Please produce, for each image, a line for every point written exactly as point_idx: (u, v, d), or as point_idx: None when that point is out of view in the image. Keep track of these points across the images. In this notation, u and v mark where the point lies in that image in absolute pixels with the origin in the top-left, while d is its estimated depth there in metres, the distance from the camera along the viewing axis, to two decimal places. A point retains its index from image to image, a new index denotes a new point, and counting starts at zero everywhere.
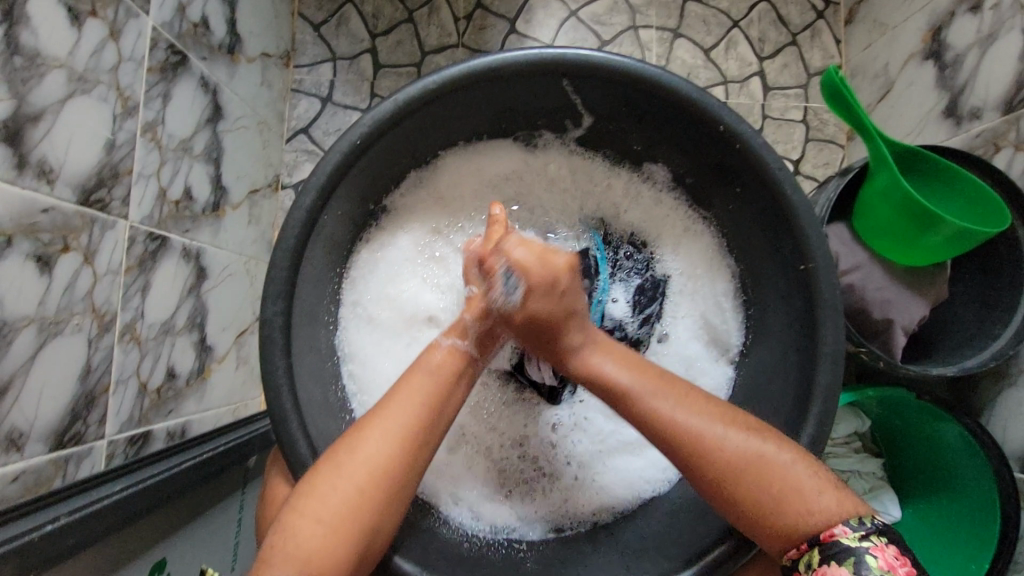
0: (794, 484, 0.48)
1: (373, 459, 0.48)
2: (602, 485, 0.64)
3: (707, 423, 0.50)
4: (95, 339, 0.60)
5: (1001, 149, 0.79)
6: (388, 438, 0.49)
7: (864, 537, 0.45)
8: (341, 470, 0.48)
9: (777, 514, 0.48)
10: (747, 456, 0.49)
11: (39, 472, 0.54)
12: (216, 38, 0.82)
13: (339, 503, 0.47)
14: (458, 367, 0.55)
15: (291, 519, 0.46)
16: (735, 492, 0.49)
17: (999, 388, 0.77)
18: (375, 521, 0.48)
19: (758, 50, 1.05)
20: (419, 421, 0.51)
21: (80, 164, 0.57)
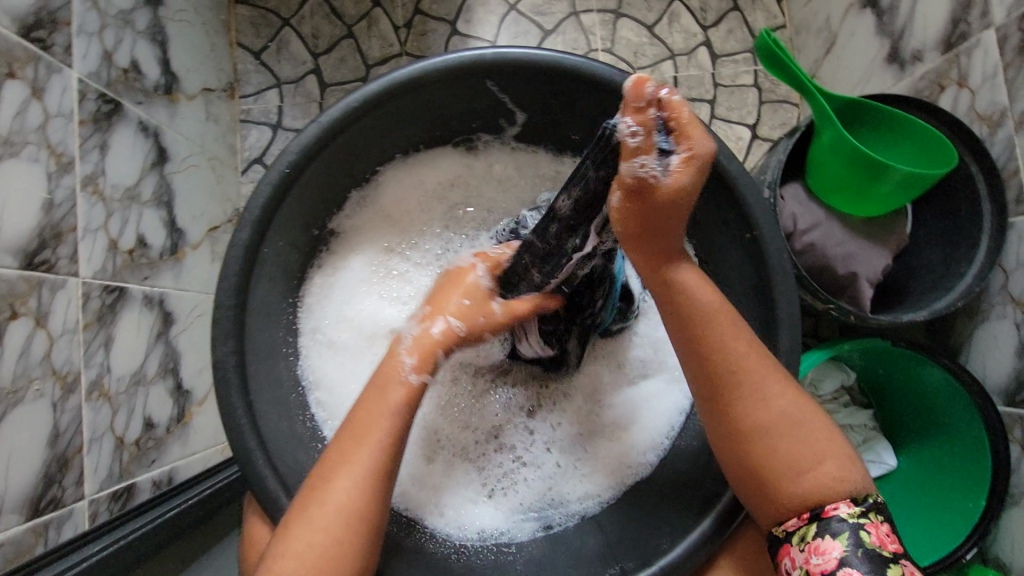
0: (815, 454, 0.50)
1: (347, 500, 0.49)
2: (583, 473, 0.64)
3: (754, 372, 0.52)
4: (60, 402, 0.59)
5: (946, 88, 0.79)
6: (359, 483, 0.50)
7: (862, 514, 0.48)
8: (315, 516, 0.49)
9: (794, 480, 0.50)
10: (784, 414, 0.51)
11: (19, 543, 0.54)
12: (151, 80, 0.81)
13: (318, 551, 0.48)
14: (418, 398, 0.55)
15: (269, 574, 0.47)
16: (760, 445, 0.51)
17: (973, 326, 0.77)
18: (359, 557, 0.50)
19: (701, 20, 1.05)
20: (386, 453, 0.52)
21: (18, 228, 0.56)
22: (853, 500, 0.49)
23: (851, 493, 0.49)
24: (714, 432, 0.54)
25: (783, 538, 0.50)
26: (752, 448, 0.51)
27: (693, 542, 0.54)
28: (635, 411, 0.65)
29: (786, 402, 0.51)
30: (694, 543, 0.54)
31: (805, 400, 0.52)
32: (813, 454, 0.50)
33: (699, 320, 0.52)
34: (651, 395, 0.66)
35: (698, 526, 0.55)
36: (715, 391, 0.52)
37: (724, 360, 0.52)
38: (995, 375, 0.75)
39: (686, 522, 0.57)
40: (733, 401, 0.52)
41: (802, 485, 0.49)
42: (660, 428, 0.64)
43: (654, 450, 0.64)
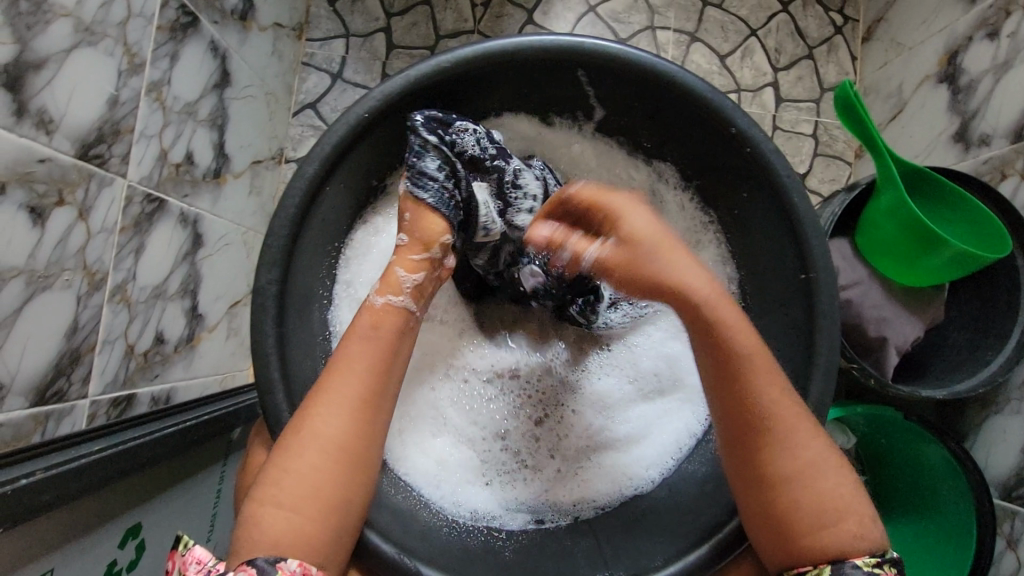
0: (841, 503, 0.47)
1: (326, 434, 0.48)
2: (584, 479, 0.64)
3: (784, 417, 0.49)
4: (84, 297, 0.59)
5: (1008, 177, 0.78)
6: (342, 416, 0.49)
7: (877, 564, 0.45)
8: (300, 449, 0.47)
9: (817, 529, 0.46)
10: (813, 464, 0.48)
11: (19, 426, 0.52)
12: (229, 3, 0.81)
13: (300, 483, 0.46)
14: (399, 324, 0.53)
15: (253, 509, 0.46)
16: (786, 495, 0.48)
17: (985, 415, 0.77)
18: (343, 494, 0.48)
19: (774, 61, 1.05)
20: (370, 391, 0.50)
21: (81, 117, 0.56)
22: (875, 555, 0.46)
23: (873, 550, 0.46)
24: (737, 475, 0.51)
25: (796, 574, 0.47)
26: (776, 496, 0.48)
27: (688, 564, 0.54)
28: (645, 425, 0.66)
29: (816, 452, 0.48)
30: (690, 566, 0.54)
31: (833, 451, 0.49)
32: (840, 506, 0.47)
33: (735, 359, 0.50)
34: (663, 411, 0.67)
35: (694, 550, 0.55)
36: (740, 436, 0.50)
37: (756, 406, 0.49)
38: (997, 467, 0.75)
39: (683, 543, 0.57)
40: (763, 447, 0.49)
41: (827, 541, 0.46)
42: (669, 447, 0.65)
43: (658, 469, 0.64)
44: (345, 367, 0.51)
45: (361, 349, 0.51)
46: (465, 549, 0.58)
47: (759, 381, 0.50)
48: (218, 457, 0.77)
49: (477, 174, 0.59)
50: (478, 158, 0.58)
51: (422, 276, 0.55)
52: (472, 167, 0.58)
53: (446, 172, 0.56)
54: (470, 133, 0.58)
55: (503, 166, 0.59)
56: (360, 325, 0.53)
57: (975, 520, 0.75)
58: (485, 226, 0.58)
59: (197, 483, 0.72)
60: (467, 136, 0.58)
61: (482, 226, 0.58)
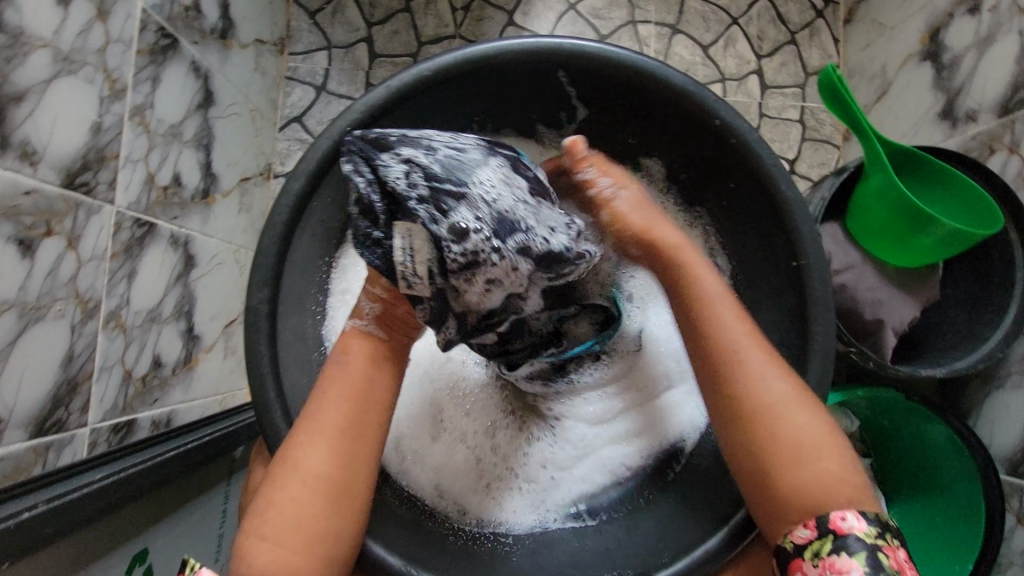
0: (819, 451, 0.47)
1: (307, 466, 0.48)
2: (583, 467, 0.65)
3: (755, 355, 0.51)
4: (78, 326, 0.59)
5: (996, 152, 0.78)
6: (321, 442, 0.49)
7: (879, 535, 0.44)
8: (284, 481, 0.48)
9: (795, 476, 0.47)
10: (788, 399, 0.49)
11: (19, 459, 0.52)
12: (209, 23, 0.81)
13: (285, 516, 0.47)
14: (371, 351, 0.54)
15: (243, 541, 0.47)
16: (765, 433, 0.49)
17: (986, 391, 0.77)
18: (329, 523, 0.48)
19: (757, 48, 1.05)
20: (351, 420, 0.51)
21: (65, 146, 0.56)
22: (861, 512, 0.45)
23: (856, 503, 0.46)
24: (716, 423, 0.52)
25: (794, 552, 0.46)
26: (754, 436, 0.49)
27: (702, 556, 0.54)
28: (643, 414, 0.67)
29: (791, 391, 0.50)
30: (697, 561, 0.54)
31: (807, 396, 0.50)
32: (815, 448, 0.47)
33: (702, 298, 0.54)
34: (665, 400, 0.66)
35: (703, 543, 0.55)
36: (713, 374, 0.52)
37: (730, 341, 0.52)
38: (1001, 442, 0.75)
39: (695, 536, 0.56)
40: (737, 386, 0.50)
41: (804, 482, 0.47)
42: (669, 434, 0.65)
43: (654, 452, 0.65)
44: (324, 399, 0.52)
45: (341, 375, 0.52)
46: (472, 555, 0.59)
47: (728, 318, 0.53)
48: (222, 477, 0.76)
49: (401, 212, 0.47)
50: (400, 193, 0.46)
51: (379, 309, 0.55)
52: (392, 203, 0.48)
53: (367, 214, 0.49)
54: (400, 162, 0.48)
55: (432, 220, 0.46)
56: (338, 359, 0.54)
57: (982, 496, 0.75)
58: (406, 277, 0.48)
59: (202, 503, 0.72)
60: (397, 168, 0.47)
61: (403, 278, 0.48)
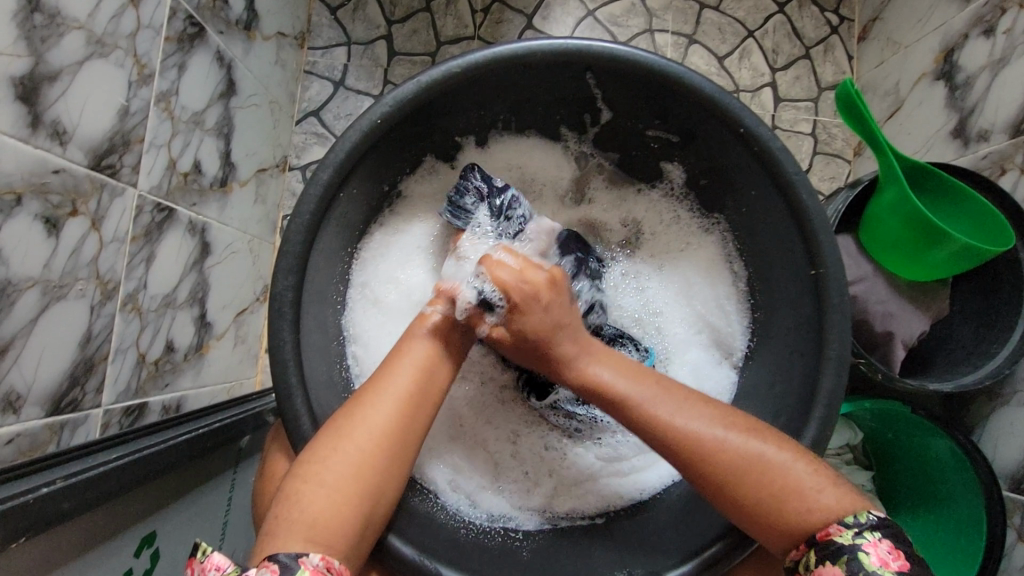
0: (801, 483, 0.48)
1: (377, 424, 0.49)
2: (580, 490, 0.64)
3: (705, 429, 0.50)
4: (98, 306, 0.59)
5: (1008, 171, 0.79)
6: (390, 406, 0.50)
7: (859, 533, 0.46)
8: (349, 431, 0.49)
9: (778, 512, 0.48)
10: (746, 456, 0.49)
11: (34, 436, 0.53)
12: (234, 13, 0.82)
13: (341, 466, 0.47)
14: (446, 333, 0.56)
15: (297, 485, 0.46)
16: (738, 497, 0.49)
17: (992, 407, 0.78)
18: (381, 483, 0.49)
19: (772, 61, 1.06)
20: (416, 393, 0.52)
21: (94, 128, 0.57)
22: (841, 521, 0.46)
23: (840, 508, 0.47)
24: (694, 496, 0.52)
25: (790, 566, 0.48)
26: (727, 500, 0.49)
27: (707, 561, 0.55)
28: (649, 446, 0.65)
29: (742, 439, 0.49)
30: (709, 561, 0.55)
31: (756, 428, 0.51)
32: (794, 478, 0.48)
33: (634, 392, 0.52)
34: None
35: (707, 550, 0.55)
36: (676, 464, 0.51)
37: (671, 436, 0.50)
38: (1005, 458, 0.75)
39: (710, 535, 0.57)
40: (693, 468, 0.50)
41: (794, 518, 0.47)
42: (672, 470, 0.63)
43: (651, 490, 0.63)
44: (395, 368, 0.53)
45: (409, 350, 0.54)
46: (487, 552, 0.59)
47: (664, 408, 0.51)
48: (229, 465, 0.76)
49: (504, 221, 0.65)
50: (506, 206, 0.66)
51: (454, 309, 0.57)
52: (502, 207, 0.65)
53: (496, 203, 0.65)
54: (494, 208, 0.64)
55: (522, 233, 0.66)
56: (416, 329, 0.56)
57: (985, 510, 0.75)
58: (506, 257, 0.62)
59: (211, 489, 0.72)
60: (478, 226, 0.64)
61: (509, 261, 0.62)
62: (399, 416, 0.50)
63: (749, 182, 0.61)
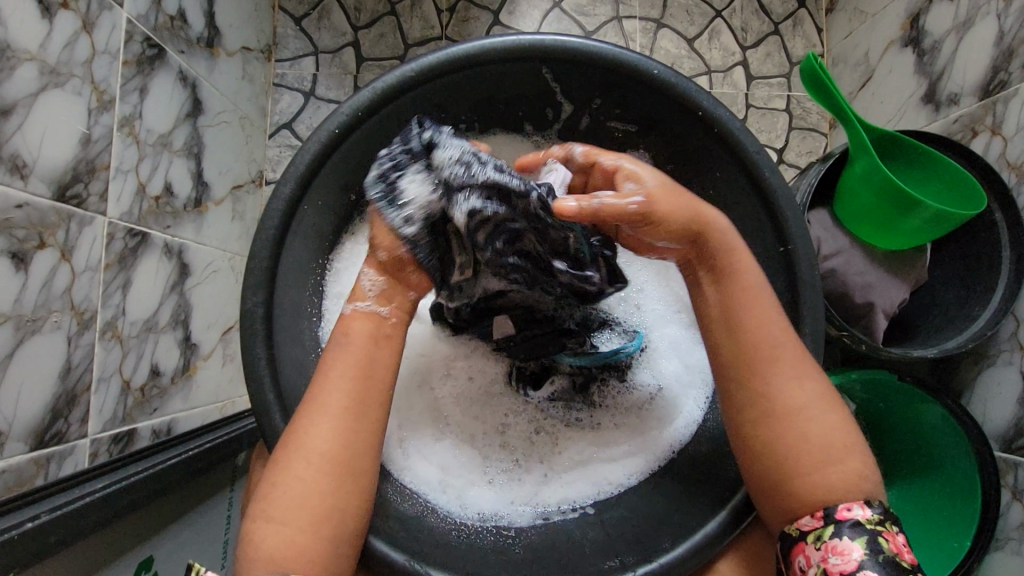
0: (845, 470, 0.49)
1: (315, 447, 0.50)
2: (571, 478, 0.64)
3: (789, 354, 0.52)
4: (75, 337, 0.59)
5: (979, 133, 0.79)
6: (326, 423, 0.51)
7: (881, 521, 0.47)
8: (287, 463, 0.50)
9: (814, 476, 0.49)
10: (812, 408, 0.51)
11: (21, 471, 0.53)
12: (194, 31, 0.81)
13: (296, 498, 0.49)
14: (372, 330, 0.55)
15: (251, 524, 0.49)
16: (793, 430, 0.50)
17: (978, 369, 0.78)
18: (336, 502, 0.49)
19: (741, 40, 1.06)
20: (345, 403, 0.52)
21: (55, 159, 0.56)
22: (867, 502, 0.48)
23: (865, 496, 0.49)
24: (740, 413, 0.53)
25: (798, 537, 0.49)
26: (779, 430, 0.51)
27: (702, 539, 0.55)
28: (639, 426, 0.66)
29: (819, 391, 0.52)
30: (698, 545, 0.55)
31: (829, 392, 0.53)
32: (840, 444, 0.50)
33: (743, 292, 0.54)
34: (667, 402, 0.66)
35: (703, 527, 0.56)
36: (743, 369, 0.53)
37: (761, 337, 0.53)
38: (994, 419, 0.76)
39: (697, 520, 0.57)
40: (775, 380, 0.52)
41: (819, 476, 0.49)
42: (657, 452, 0.64)
43: (642, 473, 0.64)
44: (328, 379, 0.53)
45: (333, 348, 0.54)
46: (475, 552, 0.59)
47: (771, 315, 0.54)
48: (225, 483, 0.76)
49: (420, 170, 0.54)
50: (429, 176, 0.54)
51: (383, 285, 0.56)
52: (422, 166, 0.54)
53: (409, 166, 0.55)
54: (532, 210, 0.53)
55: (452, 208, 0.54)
56: (340, 335, 0.55)
57: (977, 476, 0.76)
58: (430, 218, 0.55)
59: (207, 510, 0.72)
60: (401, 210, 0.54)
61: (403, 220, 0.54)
62: (339, 430, 0.51)
63: (714, 166, 0.60)
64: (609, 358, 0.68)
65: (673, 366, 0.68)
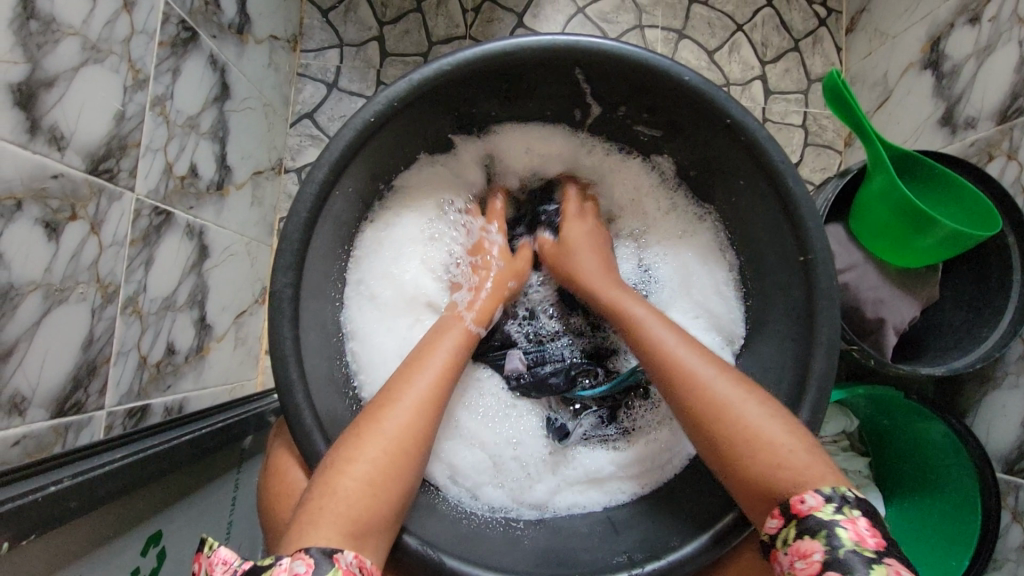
0: (784, 458, 0.48)
1: (411, 424, 0.52)
2: (582, 486, 0.66)
3: (694, 359, 0.55)
4: (99, 309, 0.60)
5: (994, 158, 0.80)
6: (417, 402, 0.53)
7: (837, 509, 0.44)
8: (378, 422, 0.51)
9: (753, 471, 0.49)
10: (730, 401, 0.52)
11: (40, 437, 0.53)
12: (226, 17, 0.82)
13: (372, 461, 0.49)
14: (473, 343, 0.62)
15: (331, 479, 0.47)
16: (723, 430, 0.51)
17: (984, 390, 0.79)
18: (407, 474, 0.51)
19: (761, 54, 1.07)
20: (438, 384, 0.55)
21: (90, 134, 0.57)
22: (817, 489, 0.46)
23: (811, 481, 0.46)
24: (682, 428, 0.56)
25: (771, 544, 0.48)
26: (711, 433, 0.52)
27: (708, 540, 0.56)
28: (656, 447, 0.67)
29: (732, 386, 0.53)
30: (706, 546, 0.56)
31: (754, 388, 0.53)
32: (767, 438, 0.49)
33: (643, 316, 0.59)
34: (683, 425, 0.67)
35: (711, 529, 0.56)
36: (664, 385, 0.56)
37: (664, 351, 0.56)
38: (998, 440, 0.76)
39: (704, 521, 0.58)
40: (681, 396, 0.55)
41: (758, 469, 0.49)
42: (676, 465, 0.65)
43: (655, 483, 0.65)
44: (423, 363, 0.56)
45: (442, 340, 0.59)
46: (487, 537, 0.60)
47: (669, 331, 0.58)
48: (233, 464, 0.77)
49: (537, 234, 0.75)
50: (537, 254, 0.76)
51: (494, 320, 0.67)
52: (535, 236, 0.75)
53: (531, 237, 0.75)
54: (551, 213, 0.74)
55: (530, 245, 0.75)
56: (449, 334, 0.60)
57: (977, 493, 0.76)
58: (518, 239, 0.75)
59: (215, 489, 0.73)
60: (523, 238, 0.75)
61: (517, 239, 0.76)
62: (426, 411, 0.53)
63: (739, 173, 0.61)
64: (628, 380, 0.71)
65: None
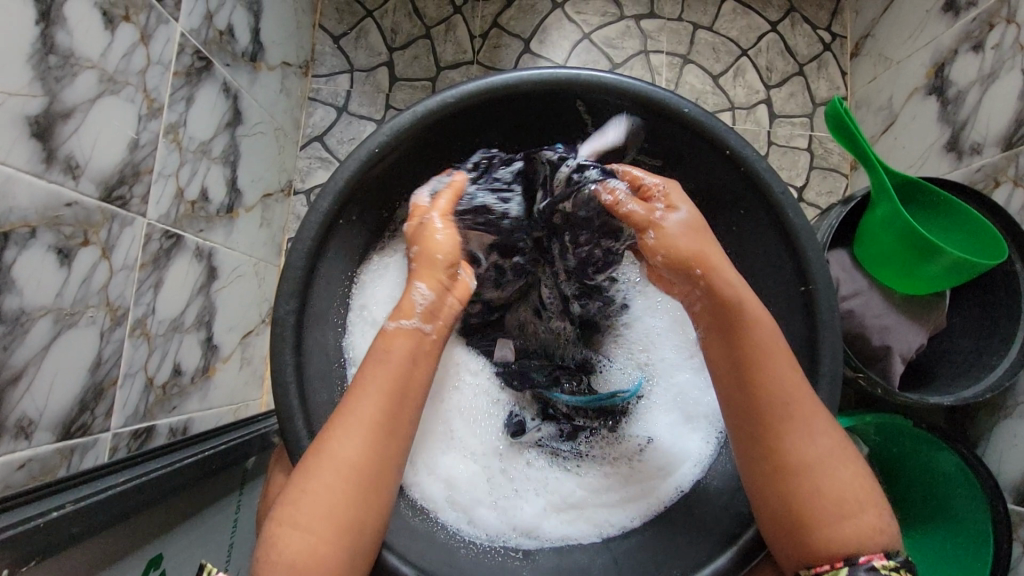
0: (859, 520, 0.48)
1: (347, 458, 0.50)
2: (571, 515, 0.65)
3: (799, 405, 0.52)
4: (107, 332, 0.61)
5: (1001, 183, 0.80)
6: (359, 432, 0.51)
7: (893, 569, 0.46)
8: (319, 470, 0.49)
9: (829, 529, 0.48)
10: (819, 454, 0.50)
11: (45, 460, 0.54)
12: (240, 46, 0.85)
13: (322, 502, 0.48)
14: (412, 345, 0.55)
15: (273, 529, 0.48)
16: (811, 484, 0.50)
17: (995, 420, 0.77)
18: (358, 511, 0.49)
19: (766, 79, 1.08)
20: (387, 408, 0.52)
21: (105, 162, 0.59)
22: (884, 553, 0.47)
23: (881, 546, 0.48)
24: (752, 465, 0.53)
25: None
26: (794, 483, 0.50)
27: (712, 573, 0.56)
28: (636, 476, 0.66)
29: (831, 442, 0.51)
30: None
31: (843, 443, 0.52)
32: (849, 498, 0.49)
33: (755, 336, 0.54)
34: (665, 464, 0.66)
35: (713, 561, 0.57)
36: (757, 424, 0.53)
37: (776, 391, 0.52)
38: (1010, 471, 0.75)
39: (707, 552, 0.58)
40: (781, 436, 0.52)
41: (836, 529, 0.48)
42: (662, 499, 0.64)
43: (640, 517, 0.64)
44: (360, 391, 0.53)
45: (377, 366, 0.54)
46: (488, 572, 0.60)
47: (777, 366, 0.53)
48: (235, 486, 0.77)
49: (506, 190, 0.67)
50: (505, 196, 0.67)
51: (433, 299, 0.57)
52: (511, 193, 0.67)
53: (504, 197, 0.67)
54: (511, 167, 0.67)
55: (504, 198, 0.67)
56: (376, 350, 0.55)
57: (990, 522, 0.74)
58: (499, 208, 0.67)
59: (217, 511, 0.73)
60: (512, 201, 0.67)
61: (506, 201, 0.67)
62: (369, 442, 0.51)
63: (739, 203, 0.62)
64: (604, 402, 0.71)
65: (673, 416, 0.69)
